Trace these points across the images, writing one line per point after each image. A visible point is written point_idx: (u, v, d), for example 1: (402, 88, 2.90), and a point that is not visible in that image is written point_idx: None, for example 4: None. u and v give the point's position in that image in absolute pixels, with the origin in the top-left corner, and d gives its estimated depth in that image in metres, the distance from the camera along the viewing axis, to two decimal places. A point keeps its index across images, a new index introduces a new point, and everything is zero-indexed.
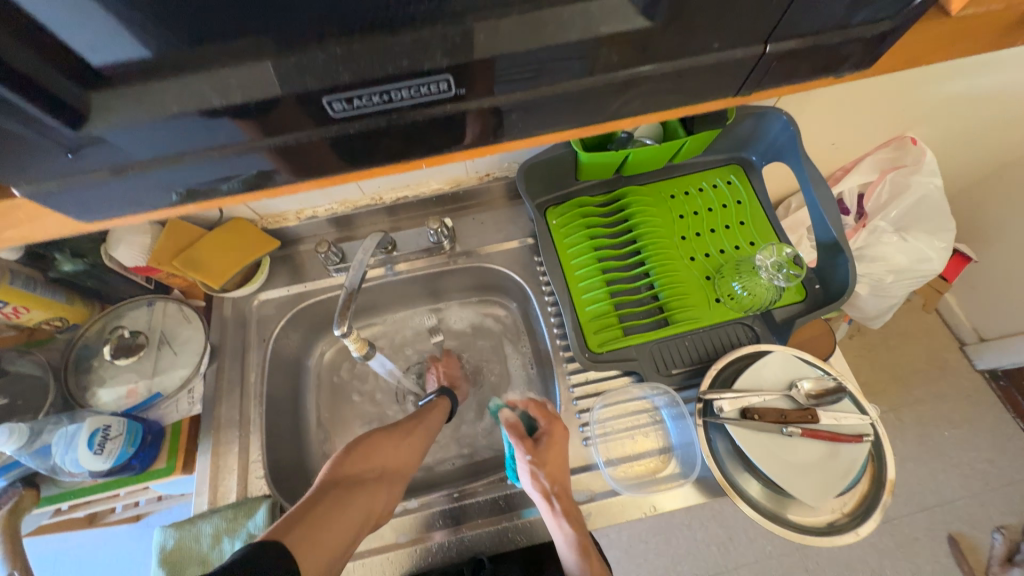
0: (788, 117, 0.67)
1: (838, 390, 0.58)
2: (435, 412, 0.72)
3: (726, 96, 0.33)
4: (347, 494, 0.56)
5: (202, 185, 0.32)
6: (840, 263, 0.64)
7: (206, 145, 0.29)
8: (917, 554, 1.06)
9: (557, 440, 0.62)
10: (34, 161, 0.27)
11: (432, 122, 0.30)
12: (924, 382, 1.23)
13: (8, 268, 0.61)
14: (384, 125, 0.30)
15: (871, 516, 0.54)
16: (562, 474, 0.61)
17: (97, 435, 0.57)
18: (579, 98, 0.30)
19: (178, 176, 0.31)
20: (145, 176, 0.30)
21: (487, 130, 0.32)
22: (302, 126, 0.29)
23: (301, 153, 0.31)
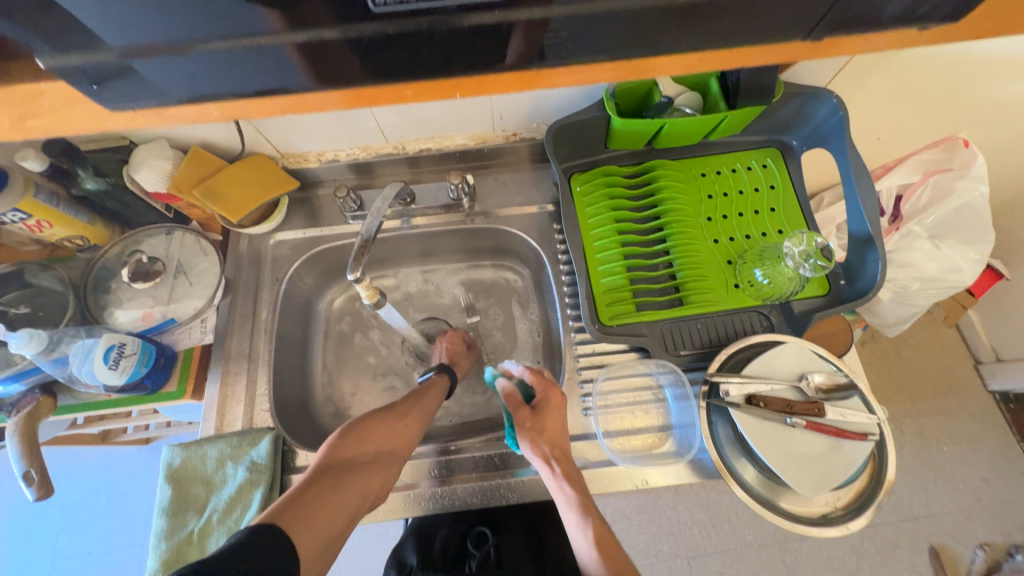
0: (838, 101, 0.63)
1: (849, 387, 0.57)
2: (436, 385, 0.71)
3: (793, 41, 0.31)
4: (341, 483, 0.54)
5: (225, 90, 0.29)
6: (870, 259, 0.61)
7: (232, 36, 0.26)
8: (896, 559, 1.07)
9: (555, 405, 0.63)
10: (39, 37, 0.24)
11: (475, 32, 0.27)
12: (931, 395, 1.21)
13: (32, 181, 0.62)
14: (424, 30, 0.27)
15: (865, 511, 0.54)
16: (561, 438, 0.61)
17: (113, 350, 0.59)
18: (636, 21, 0.28)
19: (192, 72, 0.27)
20: (162, 71, 0.27)
21: (536, 52, 0.29)
22: (331, 23, 0.26)
23: (324, 58, 0.28)
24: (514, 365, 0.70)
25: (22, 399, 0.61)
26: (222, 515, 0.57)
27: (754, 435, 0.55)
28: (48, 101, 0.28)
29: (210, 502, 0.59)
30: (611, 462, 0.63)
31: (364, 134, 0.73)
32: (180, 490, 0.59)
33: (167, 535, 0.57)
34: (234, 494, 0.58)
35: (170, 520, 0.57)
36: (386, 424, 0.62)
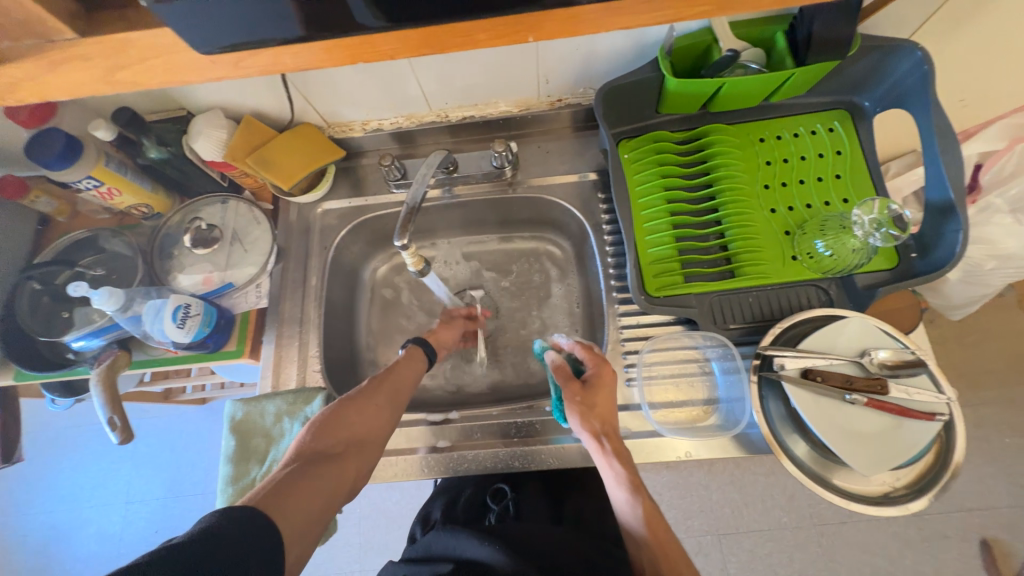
0: (923, 54, 0.57)
1: (917, 364, 0.54)
2: (405, 366, 0.67)
3: None
4: (316, 471, 0.51)
5: (296, 32, 0.29)
6: (949, 230, 0.56)
7: None
8: (942, 549, 1.00)
9: (605, 383, 0.62)
10: None
11: None
12: (996, 384, 1.12)
13: (102, 150, 0.66)
14: None
15: (929, 492, 0.51)
16: (611, 415, 0.60)
17: (180, 310, 0.63)
18: None
19: (265, 12, 0.27)
20: (255, 9, 0.27)
21: None
22: None
23: None
24: (566, 338, 0.69)
25: (101, 353, 0.67)
26: None
27: (809, 410, 0.53)
28: (133, 49, 0.29)
29: (270, 453, 0.63)
30: (656, 433, 0.62)
31: (409, 102, 0.73)
32: (243, 441, 0.64)
33: (233, 481, 0.61)
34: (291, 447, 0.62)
35: (235, 468, 0.62)
36: (357, 409, 0.59)
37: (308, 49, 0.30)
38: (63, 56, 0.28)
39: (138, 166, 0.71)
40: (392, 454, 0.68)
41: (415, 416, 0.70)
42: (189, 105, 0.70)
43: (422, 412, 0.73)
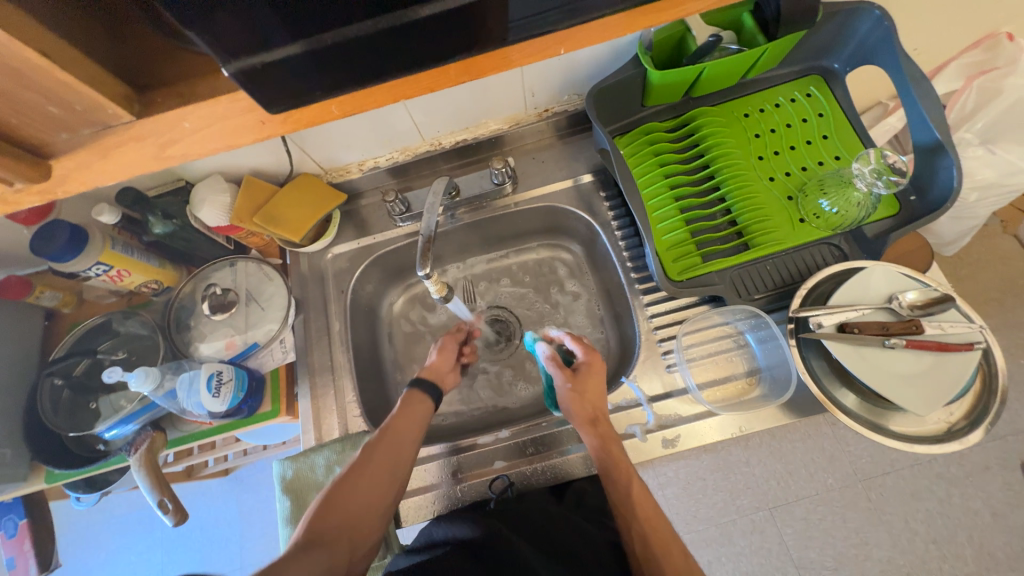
0: (882, 11, 0.59)
1: (944, 299, 0.56)
2: (406, 405, 0.61)
3: None
4: (306, 561, 0.45)
5: (341, 81, 0.31)
6: (943, 167, 0.59)
7: (360, 23, 0.27)
8: (987, 481, 0.99)
9: (593, 372, 0.62)
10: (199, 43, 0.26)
11: None
12: (1000, 310, 1.14)
13: (108, 234, 0.65)
14: None
15: (984, 421, 0.52)
16: (601, 401, 0.61)
17: (213, 378, 0.62)
18: None
19: (316, 66, 0.29)
20: (314, 63, 0.29)
21: None
22: None
23: (436, 34, 0.29)
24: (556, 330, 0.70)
25: (137, 437, 0.65)
26: None
27: (854, 362, 0.54)
28: (187, 122, 0.30)
29: None
30: (708, 414, 0.63)
31: (402, 136, 0.74)
32: (298, 500, 0.62)
33: None
34: None
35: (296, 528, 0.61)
36: (357, 479, 0.53)
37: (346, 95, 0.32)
38: (125, 136, 0.31)
39: (144, 243, 0.71)
40: (447, 485, 0.67)
41: (462, 442, 0.70)
42: (187, 175, 0.70)
43: (468, 437, 0.72)
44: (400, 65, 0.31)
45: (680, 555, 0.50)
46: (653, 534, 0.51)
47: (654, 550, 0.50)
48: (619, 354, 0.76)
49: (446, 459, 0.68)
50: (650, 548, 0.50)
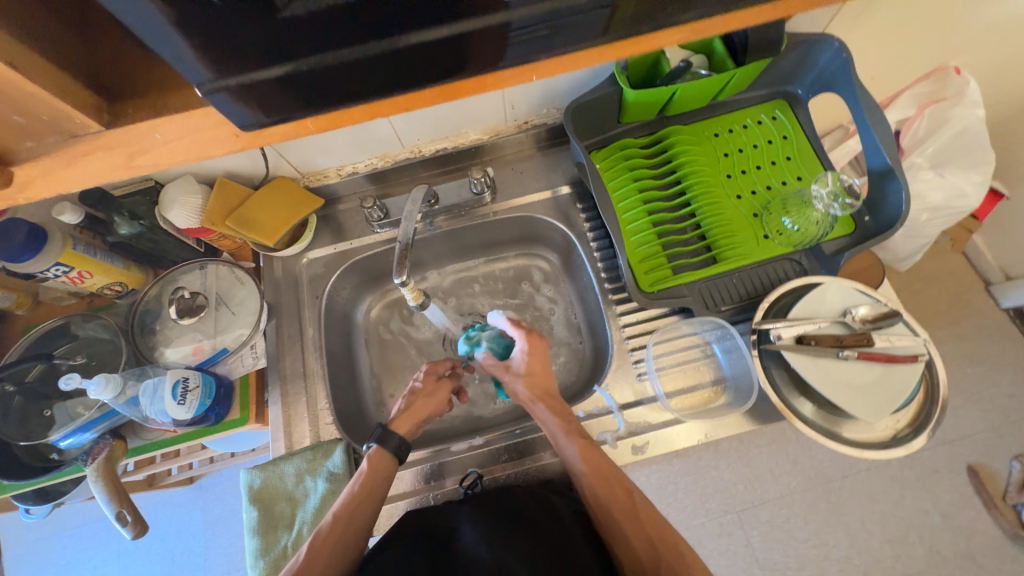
0: (840, 44, 0.63)
1: (893, 314, 0.60)
2: (370, 471, 0.57)
3: None
4: None
5: (321, 101, 0.31)
6: (893, 191, 0.63)
7: (346, 46, 0.28)
8: (937, 484, 1.04)
9: (537, 354, 0.65)
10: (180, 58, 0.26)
11: (572, 13, 0.29)
12: (948, 322, 1.21)
13: (69, 234, 0.63)
14: (536, 16, 0.29)
15: (927, 429, 0.56)
16: (545, 380, 0.64)
17: (179, 385, 0.60)
18: None
19: (300, 86, 0.29)
20: (298, 82, 0.29)
21: (625, 19, 0.31)
22: (441, 19, 0.28)
23: (420, 60, 0.30)
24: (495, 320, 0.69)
25: (94, 446, 0.63)
26: (312, 526, 0.59)
27: (810, 373, 0.57)
28: (159, 133, 0.30)
29: (297, 516, 0.61)
30: (675, 421, 0.65)
31: (381, 143, 0.74)
32: (265, 510, 0.61)
33: (263, 553, 0.59)
34: (319, 505, 0.60)
35: (262, 539, 0.60)
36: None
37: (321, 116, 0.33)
38: (91, 145, 0.30)
39: (108, 244, 0.69)
40: (419, 493, 0.67)
41: (436, 450, 0.70)
42: (157, 176, 0.68)
43: (443, 444, 0.73)
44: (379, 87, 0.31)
45: (620, 491, 0.56)
46: (598, 482, 0.57)
47: (601, 493, 0.56)
48: (592, 362, 0.77)
49: (420, 467, 0.68)
50: (597, 491, 0.57)
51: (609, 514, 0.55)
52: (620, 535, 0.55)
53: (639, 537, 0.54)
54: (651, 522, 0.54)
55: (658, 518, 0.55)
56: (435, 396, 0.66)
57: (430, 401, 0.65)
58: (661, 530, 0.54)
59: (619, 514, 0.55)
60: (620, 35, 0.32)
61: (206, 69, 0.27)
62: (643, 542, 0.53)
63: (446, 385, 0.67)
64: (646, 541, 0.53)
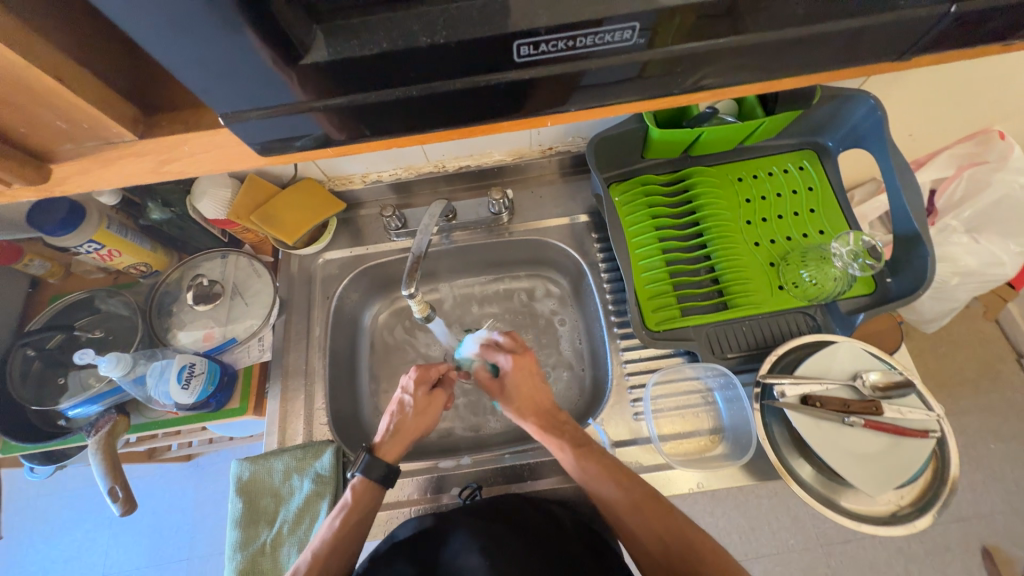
0: (876, 102, 0.63)
1: (906, 384, 0.58)
2: (355, 502, 0.58)
3: (887, 59, 0.31)
4: None
5: (336, 133, 0.32)
6: (918, 256, 0.61)
7: (363, 88, 0.29)
8: (947, 563, 0.98)
9: (525, 376, 0.66)
10: (205, 90, 0.27)
11: (590, 74, 0.30)
12: (973, 392, 1.15)
13: (105, 213, 0.66)
14: (555, 74, 0.29)
15: (931, 509, 0.54)
16: (536, 395, 0.65)
17: (185, 370, 0.63)
18: (745, 53, 0.29)
19: (316, 121, 0.31)
20: (316, 117, 0.30)
21: (641, 81, 0.31)
22: (458, 72, 0.29)
23: (435, 106, 0.31)
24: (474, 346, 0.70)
25: (99, 419, 0.65)
26: (293, 525, 0.61)
27: (813, 436, 0.55)
28: (187, 146, 0.32)
29: (279, 514, 0.62)
30: (666, 466, 0.64)
31: (407, 156, 0.76)
32: (251, 503, 0.62)
33: (242, 546, 0.60)
34: (302, 506, 0.61)
35: (243, 532, 0.61)
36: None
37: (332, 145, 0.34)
38: (125, 151, 0.32)
39: (139, 227, 0.72)
40: (402, 506, 0.66)
41: (424, 464, 0.70)
42: None
43: (432, 459, 0.72)
44: (392, 127, 0.32)
45: (622, 495, 0.56)
46: (602, 489, 0.57)
47: (606, 498, 0.57)
48: (591, 394, 0.76)
49: (406, 479, 0.68)
50: (602, 496, 0.57)
51: (615, 515, 0.57)
52: (631, 532, 0.56)
53: (647, 534, 0.55)
54: (659, 519, 0.55)
55: (666, 513, 0.55)
56: (427, 414, 0.66)
57: (422, 418, 0.65)
58: (670, 524, 0.55)
59: (626, 515, 0.56)
60: (637, 95, 0.32)
61: (230, 101, 0.28)
62: (653, 539, 0.55)
63: (438, 399, 0.67)
64: (656, 537, 0.55)
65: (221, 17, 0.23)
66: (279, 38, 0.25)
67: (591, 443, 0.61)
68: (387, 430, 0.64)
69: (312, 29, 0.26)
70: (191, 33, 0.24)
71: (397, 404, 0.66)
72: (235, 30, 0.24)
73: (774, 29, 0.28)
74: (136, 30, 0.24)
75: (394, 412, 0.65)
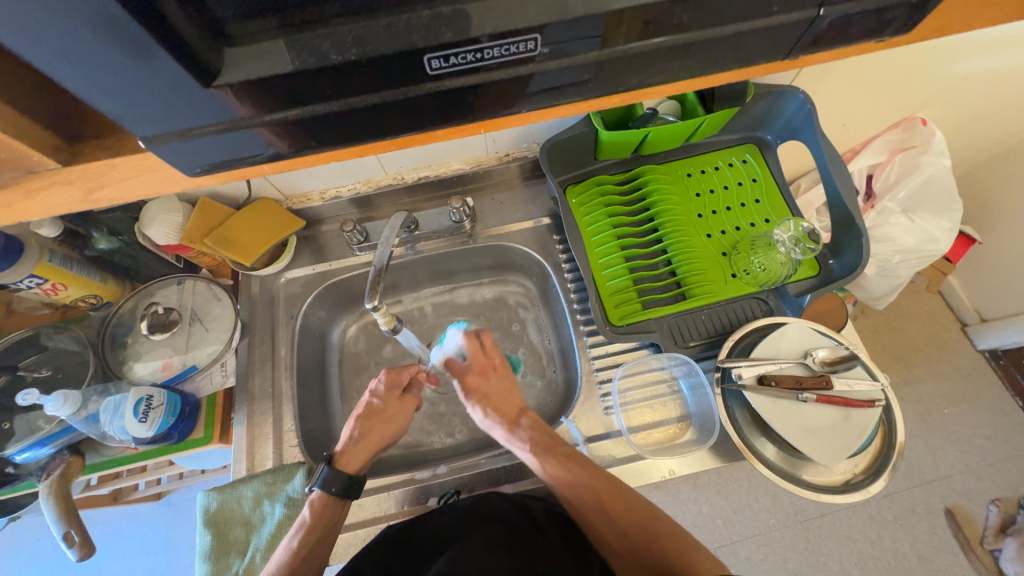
0: (804, 96, 0.67)
1: (851, 358, 0.61)
2: (314, 520, 0.57)
3: (780, 57, 0.34)
4: None
5: (266, 153, 0.32)
6: (853, 239, 0.66)
7: (282, 108, 0.29)
8: (915, 525, 1.02)
9: (495, 382, 0.67)
10: (118, 115, 0.27)
11: (504, 84, 0.31)
12: (925, 361, 1.21)
13: (46, 246, 0.63)
14: (471, 84, 0.30)
15: (883, 473, 0.57)
16: (506, 400, 0.66)
17: (142, 403, 0.60)
18: (650, 57, 0.31)
19: (241, 141, 0.31)
20: (241, 138, 0.31)
21: (558, 89, 0.32)
22: (375, 88, 0.29)
23: (359, 120, 0.31)
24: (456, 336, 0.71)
25: (51, 462, 0.62)
26: (266, 553, 0.59)
27: (770, 413, 0.58)
28: (117, 171, 0.32)
29: (251, 542, 0.60)
30: (638, 456, 0.65)
31: (365, 170, 0.76)
32: (220, 534, 0.60)
33: None
34: (275, 532, 0.60)
35: (214, 564, 0.59)
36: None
37: (265, 163, 0.34)
38: (51, 181, 0.32)
39: (86, 257, 0.69)
40: (380, 521, 0.65)
41: (401, 477, 0.69)
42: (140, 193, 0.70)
43: (408, 471, 0.72)
44: (321, 141, 0.32)
45: (589, 495, 0.57)
46: (571, 493, 0.57)
47: (574, 501, 0.57)
48: (563, 393, 0.78)
49: (383, 493, 0.67)
50: (571, 499, 0.58)
51: (584, 516, 0.57)
52: (600, 534, 0.56)
53: (614, 531, 0.55)
54: (625, 517, 0.55)
55: (633, 509, 0.55)
56: (395, 420, 0.65)
57: (388, 425, 0.65)
58: (637, 519, 0.54)
59: (595, 518, 0.56)
60: (556, 100, 0.33)
61: (146, 125, 0.28)
62: (619, 539, 0.54)
63: (409, 403, 0.67)
64: (623, 534, 0.54)
65: (123, 45, 0.23)
66: (189, 59, 0.25)
67: (558, 447, 0.61)
68: (349, 438, 0.63)
69: (221, 51, 0.26)
70: (91, 60, 0.24)
71: (364, 408, 0.65)
72: (140, 58, 0.24)
73: (671, 34, 0.30)
74: (37, 58, 0.24)
75: (359, 417, 0.64)
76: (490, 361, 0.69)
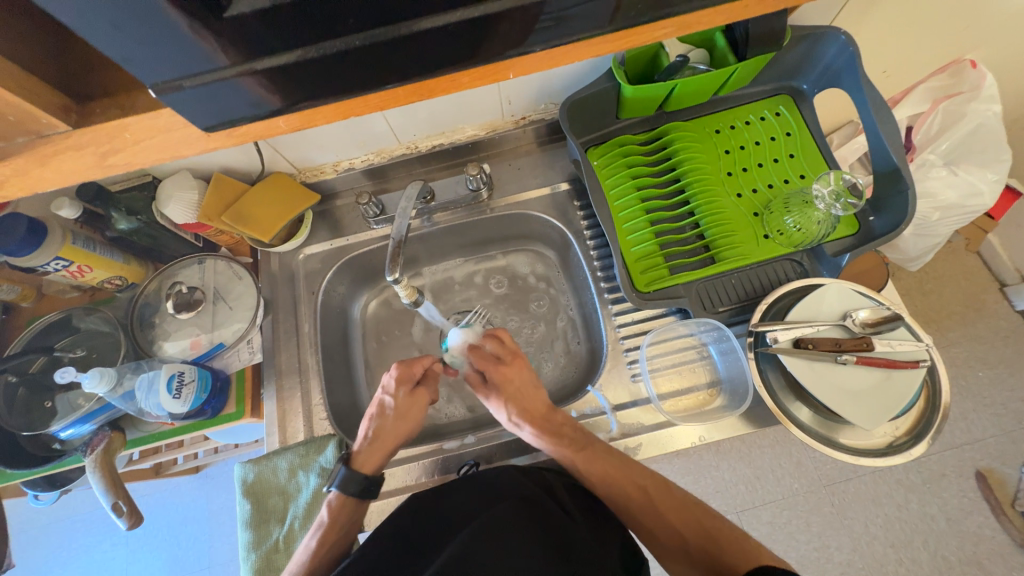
0: (847, 37, 0.61)
1: (894, 318, 0.58)
2: (331, 521, 0.57)
3: None
4: None
5: (283, 102, 0.31)
6: (900, 192, 0.61)
7: (302, 44, 0.27)
8: (944, 489, 1.00)
9: (520, 378, 0.65)
10: (128, 58, 0.25)
11: (540, 5, 0.28)
12: (961, 324, 1.16)
13: (69, 228, 0.63)
14: (502, 8, 0.28)
15: (927, 436, 0.55)
16: (528, 402, 0.64)
17: (175, 379, 0.61)
18: None
19: (256, 88, 0.29)
20: (256, 85, 0.29)
21: (596, 14, 0.29)
22: (399, 15, 0.27)
23: (382, 59, 0.29)
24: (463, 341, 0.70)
25: (94, 437, 0.64)
26: (303, 520, 0.61)
27: (808, 378, 0.56)
28: (128, 133, 0.31)
29: (289, 511, 0.62)
30: (668, 423, 0.64)
31: (377, 138, 0.73)
32: (259, 503, 0.62)
33: (255, 546, 0.60)
34: (311, 501, 0.61)
35: (255, 531, 0.61)
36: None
37: (280, 117, 0.32)
38: (60, 145, 0.31)
39: (107, 239, 0.69)
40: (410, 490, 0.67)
41: (429, 447, 0.69)
42: (154, 170, 0.69)
43: (434, 442, 0.72)
44: (340, 86, 0.30)
45: (639, 494, 0.58)
46: (612, 487, 0.58)
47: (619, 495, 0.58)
48: (588, 364, 0.77)
49: (411, 464, 0.68)
50: (616, 494, 0.58)
51: (634, 516, 0.58)
52: (647, 528, 0.57)
53: (663, 525, 0.56)
54: (675, 512, 0.56)
55: (682, 505, 0.57)
56: (408, 416, 0.64)
57: (402, 422, 0.63)
58: (689, 519, 0.56)
59: (639, 511, 0.58)
60: (592, 31, 0.30)
61: (157, 72, 0.27)
62: (672, 534, 0.55)
63: (421, 398, 0.65)
64: (674, 531, 0.55)
65: None
66: None
67: (593, 445, 0.60)
68: (364, 437, 0.62)
69: None
70: None
71: (377, 408, 0.64)
72: None
73: None
74: None
75: (373, 416, 0.63)
76: (511, 357, 0.66)
